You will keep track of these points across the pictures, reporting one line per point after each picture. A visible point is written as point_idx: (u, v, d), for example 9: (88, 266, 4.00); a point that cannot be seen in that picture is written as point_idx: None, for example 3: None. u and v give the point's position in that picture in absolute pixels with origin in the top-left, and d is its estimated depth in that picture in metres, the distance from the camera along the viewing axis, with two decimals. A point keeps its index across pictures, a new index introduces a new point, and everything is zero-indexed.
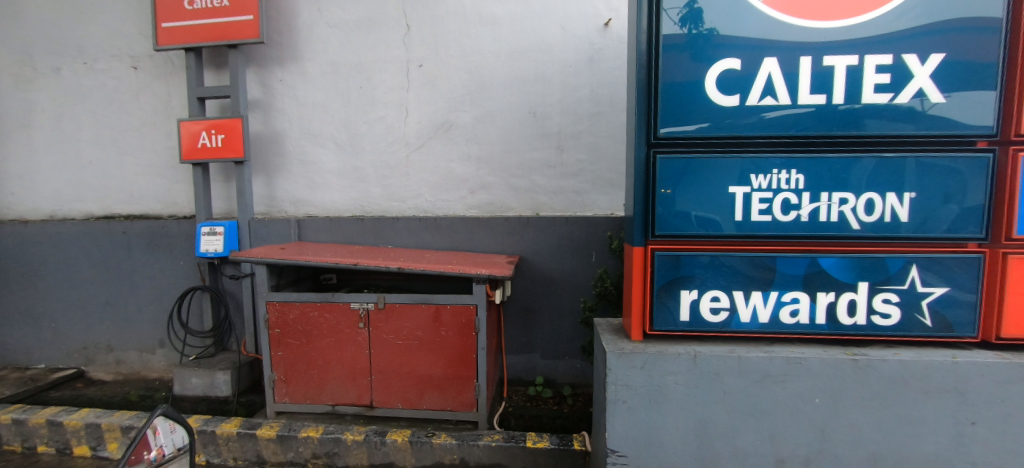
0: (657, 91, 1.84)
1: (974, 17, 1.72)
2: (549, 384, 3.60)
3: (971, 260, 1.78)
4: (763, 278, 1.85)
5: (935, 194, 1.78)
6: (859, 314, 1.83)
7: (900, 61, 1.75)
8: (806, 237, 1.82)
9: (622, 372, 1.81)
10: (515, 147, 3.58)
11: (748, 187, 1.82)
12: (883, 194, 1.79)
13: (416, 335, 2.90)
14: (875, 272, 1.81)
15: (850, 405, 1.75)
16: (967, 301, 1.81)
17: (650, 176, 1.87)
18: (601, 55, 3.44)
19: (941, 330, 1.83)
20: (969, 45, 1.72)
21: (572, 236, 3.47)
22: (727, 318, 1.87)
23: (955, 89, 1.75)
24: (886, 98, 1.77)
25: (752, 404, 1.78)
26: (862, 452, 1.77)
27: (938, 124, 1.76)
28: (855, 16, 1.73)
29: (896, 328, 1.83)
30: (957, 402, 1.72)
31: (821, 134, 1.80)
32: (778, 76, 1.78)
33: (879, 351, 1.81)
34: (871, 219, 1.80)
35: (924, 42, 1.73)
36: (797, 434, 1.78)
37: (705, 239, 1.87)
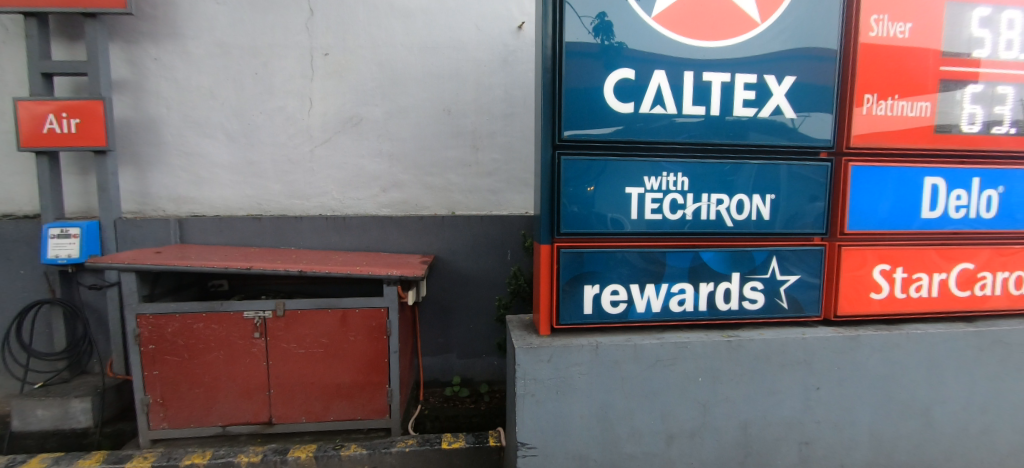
0: (565, 95, 1.91)
1: (818, 47, 2.05)
2: (466, 383, 3.60)
3: (815, 251, 2.13)
4: (655, 271, 2.02)
5: (788, 196, 2.09)
6: (733, 300, 2.09)
7: (762, 81, 2.02)
8: (690, 234, 2.04)
9: (531, 366, 1.87)
10: (429, 144, 3.51)
11: (641, 188, 1.98)
12: (750, 196, 2.06)
13: (321, 342, 2.72)
14: (744, 263, 2.07)
15: (727, 381, 1.99)
16: (813, 285, 2.15)
17: (555, 177, 1.94)
18: (514, 56, 3.51)
19: (795, 311, 2.15)
20: (812, 70, 2.05)
21: (488, 235, 3.49)
22: (625, 309, 2.02)
23: (803, 107, 2.07)
24: (752, 112, 2.03)
25: (647, 387, 1.94)
26: (737, 422, 2.02)
27: (791, 136, 2.07)
28: (731, 39, 1.97)
29: (761, 311, 2.12)
30: (806, 372, 2.04)
31: (701, 141, 2.01)
32: (666, 88, 1.95)
33: (749, 332, 2.08)
34: (741, 217, 2.06)
35: (779, 65, 2.02)
36: (684, 411, 1.98)
37: (605, 236, 2.00)
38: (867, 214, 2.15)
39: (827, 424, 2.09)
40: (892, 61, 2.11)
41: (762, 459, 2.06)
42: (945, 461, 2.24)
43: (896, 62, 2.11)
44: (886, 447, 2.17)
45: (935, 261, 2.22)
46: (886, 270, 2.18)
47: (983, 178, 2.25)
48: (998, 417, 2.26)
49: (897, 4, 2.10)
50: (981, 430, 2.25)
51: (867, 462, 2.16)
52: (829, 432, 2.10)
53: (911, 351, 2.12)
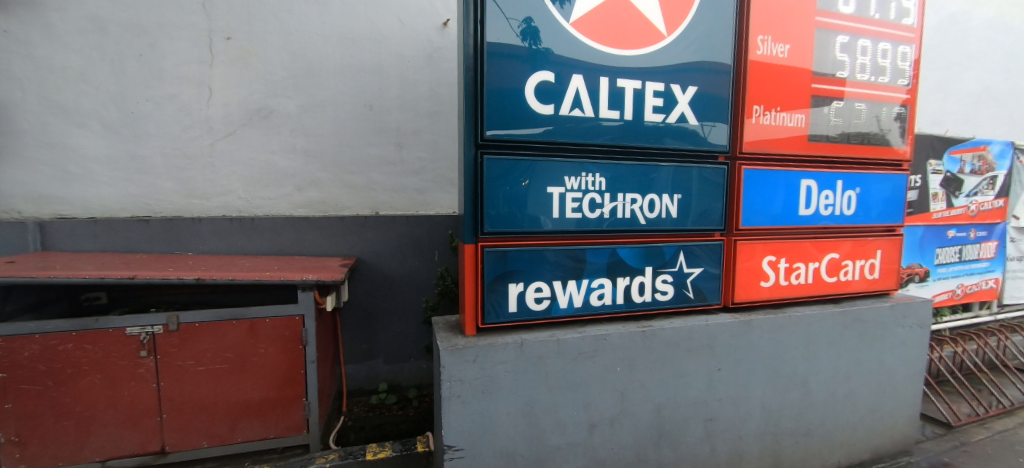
0: (488, 95, 1.92)
1: (716, 62, 2.27)
2: (393, 389, 3.47)
3: (715, 246, 2.35)
4: (576, 268, 2.10)
5: (693, 195, 2.29)
6: (646, 292, 2.24)
7: (668, 89, 2.19)
8: (607, 231, 2.15)
9: (456, 367, 1.85)
10: (349, 141, 3.33)
11: (562, 188, 2.04)
12: (660, 196, 2.22)
13: (225, 357, 2.46)
14: (655, 258, 2.23)
15: (641, 368, 2.13)
16: (714, 277, 2.38)
17: (478, 176, 1.94)
18: (439, 53, 3.44)
19: (700, 300, 2.36)
20: (711, 82, 2.27)
21: (414, 236, 3.40)
22: (548, 305, 2.07)
23: (703, 115, 2.28)
24: (660, 118, 2.19)
25: (570, 380, 2.01)
26: (651, 406, 2.17)
27: (694, 141, 2.27)
28: (643, 48, 2.11)
29: (671, 302, 2.30)
30: (709, 355, 2.25)
31: (617, 143, 2.13)
32: (584, 91, 2.04)
33: (660, 322, 2.25)
34: (652, 215, 2.22)
35: (683, 76, 2.21)
36: (605, 399, 2.08)
37: (529, 235, 2.04)
38: (756, 212, 2.42)
39: (727, 401, 2.33)
40: (775, 77, 2.40)
41: (673, 438, 2.23)
42: (819, 425, 2.60)
43: (778, 79, 2.40)
44: (775, 417, 2.46)
45: (810, 252, 2.56)
46: (772, 261, 2.47)
47: (844, 181, 2.65)
48: (857, 383, 2.67)
49: (778, 27, 2.39)
50: (846, 395, 2.65)
51: (759, 432, 2.44)
52: (729, 408, 2.34)
53: (793, 331, 2.43)
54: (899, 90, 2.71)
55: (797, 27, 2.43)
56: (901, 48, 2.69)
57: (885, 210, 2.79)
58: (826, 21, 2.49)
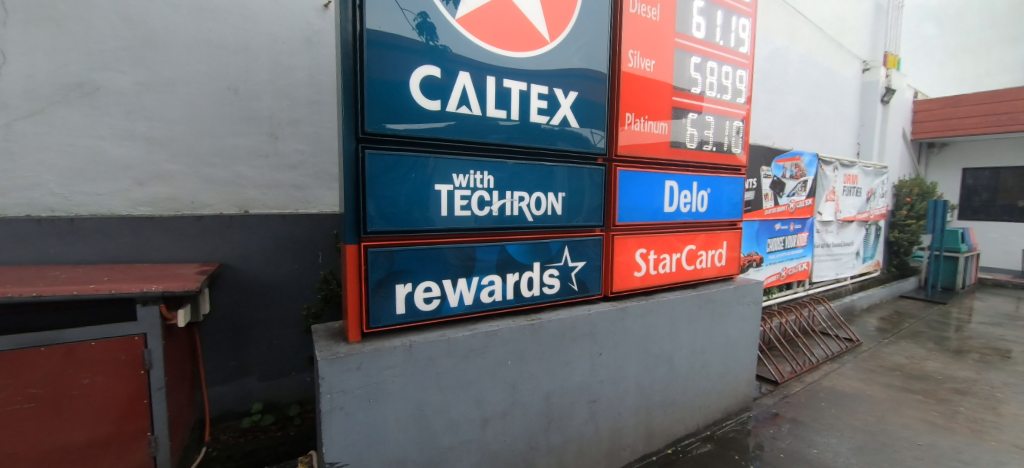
0: (371, 86, 1.81)
1: (595, 70, 2.46)
2: (271, 408, 3.11)
3: (595, 241, 2.54)
4: (466, 266, 2.10)
5: (575, 194, 2.44)
6: (534, 287, 2.33)
7: (551, 93, 2.30)
8: (497, 229, 2.19)
9: (337, 377, 1.73)
10: (208, 128, 2.87)
11: (450, 186, 2.02)
12: (545, 194, 2.32)
13: (31, 394, 1.96)
14: (542, 253, 2.33)
15: (531, 360, 2.21)
16: (595, 269, 2.57)
17: (360, 172, 1.83)
18: (319, 38, 3.15)
19: (583, 292, 2.53)
20: (589, 89, 2.45)
21: (292, 237, 3.09)
22: (438, 305, 2.04)
23: (583, 119, 2.44)
24: (545, 120, 2.29)
25: (461, 378, 2.01)
26: (541, 394, 2.27)
27: (576, 143, 2.43)
28: (530, 52, 2.20)
29: (556, 295, 2.42)
30: (591, 341, 2.43)
31: (505, 142, 2.17)
32: (471, 89, 2.04)
33: (547, 314, 2.36)
34: (539, 213, 2.31)
35: (564, 81, 2.34)
36: (496, 393, 2.12)
37: (416, 233, 1.98)
38: (629, 209, 2.68)
39: (607, 382, 2.54)
40: (644, 88, 2.67)
41: (561, 422, 2.37)
42: (682, 395, 2.99)
43: (646, 90, 2.68)
44: (647, 392, 2.76)
45: (673, 244, 2.92)
46: (642, 253, 2.76)
47: (698, 182, 3.06)
48: (710, 356, 3.13)
49: (645, 44, 2.67)
50: (701, 366, 3.08)
51: (635, 407, 2.71)
52: (609, 388, 2.56)
53: (660, 314, 2.74)
54: (737, 107, 3.23)
55: (660, 45, 2.74)
56: (739, 71, 3.21)
57: (729, 207, 3.29)
58: (683, 42, 2.85)
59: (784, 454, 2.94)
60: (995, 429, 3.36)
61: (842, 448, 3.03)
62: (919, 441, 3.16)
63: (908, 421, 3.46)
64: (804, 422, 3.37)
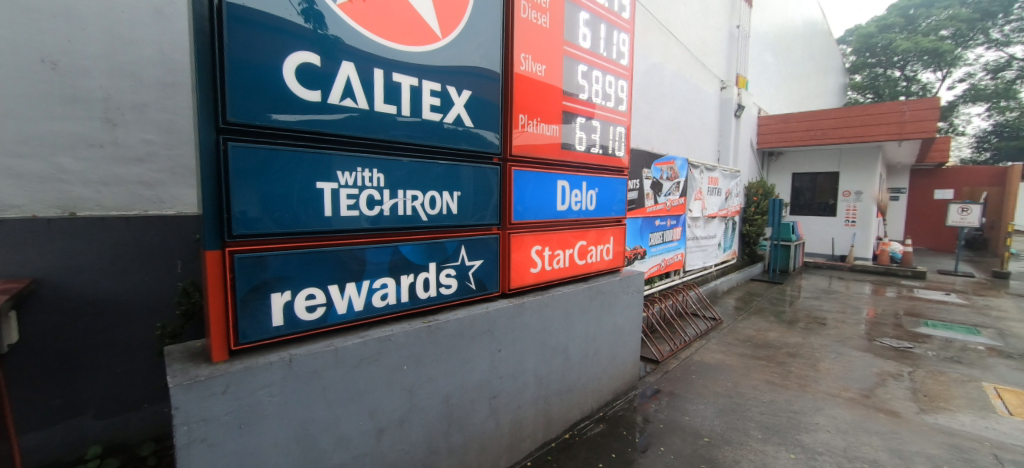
0: (234, 70, 1.60)
1: (488, 70, 2.49)
2: (115, 451, 2.60)
3: (491, 239, 2.58)
4: (355, 269, 1.97)
5: (471, 193, 2.44)
6: (431, 288, 2.28)
7: (444, 90, 2.27)
8: (389, 229, 2.09)
9: (197, 403, 1.50)
10: (13, 109, 2.27)
11: (334, 184, 1.87)
12: (440, 193, 2.29)
13: None
14: (438, 253, 2.30)
15: (429, 363, 2.16)
16: (492, 267, 2.60)
17: (221, 166, 1.61)
18: (172, 10, 2.68)
19: (481, 290, 2.54)
20: (482, 89, 2.47)
21: (139, 243, 2.60)
22: (323, 313, 1.89)
23: (478, 119, 2.46)
24: (437, 117, 2.25)
25: (352, 389, 1.88)
26: (440, 397, 2.23)
27: (470, 141, 2.43)
28: (420, 46, 2.14)
29: (454, 294, 2.40)
30: (490, 339, 2.46)
31: (395, 139, 2.09)
32: (355, 81, 1.91)
33: (445, 314, 2.33)
34: (433, 212, 2.27)
35: (457, 79, 2.32)
36: (392, 401, 2.03)
37: (295, 236, 1.80)
38: (524, 208, 2.78)
39: (507, 377, 2.59)
40: (535, 91, 2.78)
41: (461, 422, 2.35)
42: (576, 381, 3.18)
43: (537, 93, 2.79)
44: (545, 383, 2.88)
45: (565, 241, 3.08)
46: (537, 249, 2.87)
47: (587, 182, 3.28)
48: (600, 342, 3.38)
49: (536, 49, 2.77)
50: (593, 354, 3.31)
51: (533, 399, 2.81)
52: (508, 383, 2.61)
53: (555, 307, 2.88)
54: (619, 114, 3.53)
55: (549, 51, 2.87)
56: (620, 81, 3.50)
57: (614, 205, 3.59)
58: (571, 50, 3.03)
59: (663, 424, 3.30)
60: (815, 382, 4.18)
61: (708, 413, 3.50)
62: (764, 398, 3.79)
63: (756, 383, 4.13)
64: (679, 394, 3.82)
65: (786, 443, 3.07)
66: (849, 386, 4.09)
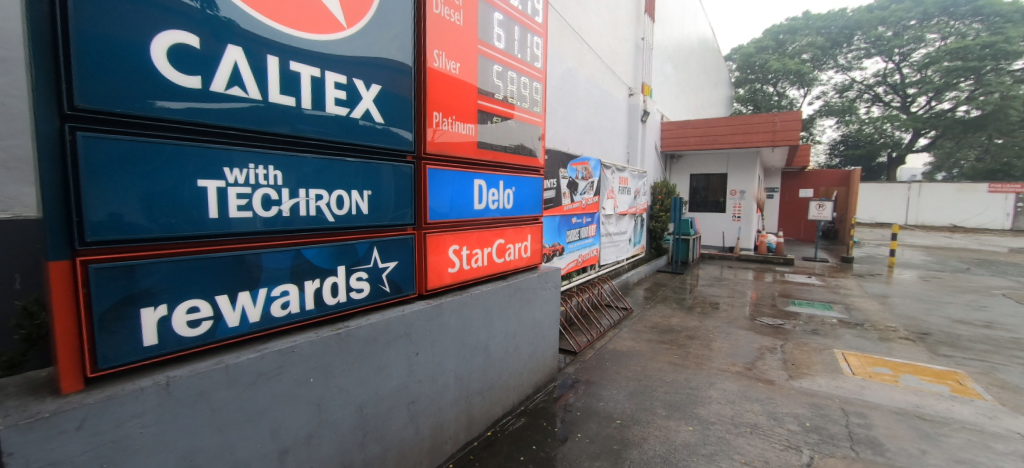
0: (83, 47, 1.35)
1: (399, 63, 2.40)
2: None
3: (406, 240, 2.50)
4: (250, 276, 1.79)
5: (383, 192, 2.34)
6: (340, 293, 2.15)
7: (350, 83, 2.14)
8: (289, 231, 1.93)
9: (43, 445, 1.26)
10: None
11: (221, 182, 1.68)
12: (348, 192, 2.16)
13: None
14: (348, 256, 2.17)
15: (339, 373, 2.04)
16: (407, 269, 2.52)
17: (69, 161, 1.36)
18: None
19: (396, 293, 2.45)
20: (393, 83, 2.37)
21: None
22: (210, 327, 1.68)
23: (389, 115, 2.36)
24: (344, 111, 2.11)
25: (249, 409, 1.70)
26: (353, 408, 2.11)
27: (381, 138, 2.33)
28: (322, 34, 1.99)
29: (366, 299, 2.28)
30: (406, 343, 2.38)
31: (295, 133, 1.92)
32: (244, 67, 1.72)
33: (356, 320, 2.21)
34: (341, 213, 2.14)
35: (365, 72, 2.21)
36: (297, 418, 1.87)
37: (172, 241, 1.59)
38: (440, 207, 2.73)
39: (426, 381, 2.53)
40: (450, 89, 2.74)
41: (377, 432, 2.25)
42: (498, 378, 3.21)
43: (452, 91, 2.76)
44: (465, 382, 2.86)
45: (483, 240, 3.09)
46: (455, 249, 2.84)
47: (504, 181, 3.33)
48: (520, 338, 3.45)
49: (449, 46, 2.73)
50: (513, 350, 3.37)
51: (454, 400, 2.78)
52: (427, 387, 2.55)
53: (474, 306, 2.88)
54: (534, 115, 3.62)
55: (463, 50, 2.85)
56: (534, 83, 3.60)
57: (531, 204, 3.68)
58: (485, 50, 3.04)
59: (580, 412, 3.46)
60: (709, 360, 4.69)
61: (620, 396, 3.75)
62: (668, 379, 4.16)
63: (661, 365, 4.51)
64: (595, 382, 4.04)
65: (685, 417, 3.40)
66: (736, 361, 4.64)
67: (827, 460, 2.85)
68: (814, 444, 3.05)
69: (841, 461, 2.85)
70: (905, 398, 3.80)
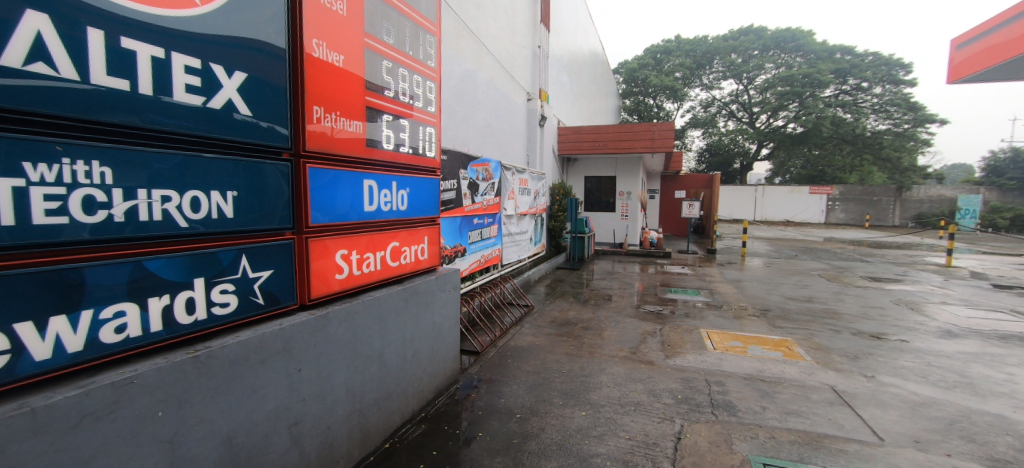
0: None
1: (269, 48, 2.16)
2: None
3: (282, 246, 2.26)
4: (68, 296, 1.47)
5: (253, 193, 2.09)
6: (198, 309, 1.87)
7: (206, 67, 1.87)
8: (126, 240, 1.63)
9: None
10: None
11: (20, 181, 1.36)
12: (207, 193, 1.89)
13: None
14: (207, 266, 1.89)
15: (198, 401, 1.77)
16: (285, 277, 2.29)
17: None
18: None
19: (272, 305, 2.21)
20: (263, 70, 2.13)
21: None
22: (8, 363, 1.35)
23: (258, 106, 2.11)
24: (199, 100, 1.84)
25: (68, 457, 1.40)
26: (219, 439, 1.85)
27: (249, 132, 2.07)
28: (165, 9, 1.70)
29: (234, 314, 2.02)
30: (285, 359, 2.16)
31: (130, 123, 1.62)
32: (52, 38, 1.40)
33: (221, 339, 1.94)
34: (198, 217, 1.86)
35: (226, 56, 1.94)
36: (142, 461, 1.59)
37: None
38: (324, 209, 2.54)
39: (311, 398, 2.32)
40: (332, 82, 2.55)
41: (251, 462, 2.00)
42: (395, 386, 3.08)
43: (335, 84, 2.57)
44: (358, 395, 2.69)
45: (375, 243, 2.94)
46: (343, 254, 2.65)
47: (396, 182, 3.20)
48: (419, 343, 3.36)
49: (330, 36, 2.54)
50: (412, 355, 3.27)
51: (346, 415, 2.60)
52: (313, 405, 2.34)
53: (366, 314, 2.72)
54: (428, 115, 3.55)
55: (347, 41, 2.67)
56: (428, 82, 3.53)
57: (426, 205, 3.59)
58: (372, 43, 2.89)
59: (482, 411, 3.48)
60: (601, 348, 5.07)
61: (521, 391, 3.86)
62: (564, 369, 4.39)
63: (559, 356, 4.75)
64: (497, 379, 4.10)
65: (579, 403, 3.63)
66: (624, 347, 5.09)
67: (693, 426, 3.26)
68: (684, 413, 3.47)
69: (705, 425, 3.29)
70: (752, 365, 4.53)
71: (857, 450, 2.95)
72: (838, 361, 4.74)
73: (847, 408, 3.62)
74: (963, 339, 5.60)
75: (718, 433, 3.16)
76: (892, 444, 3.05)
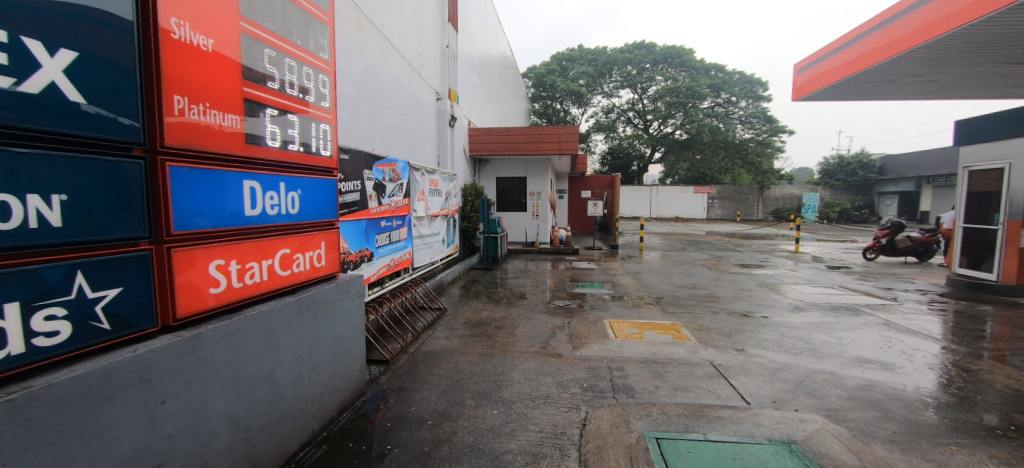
0: None
1: (111, 22, 1.81)
2: None
3: (134, 259, 1.93)
4: None
5: (92, 196, 1.75)
6: (13, 342, 1.51)
7: (15, 41, 1.50)
8: None
9: None
10: None
11: None
12: (23, 198, 1.54)
13: None
14: (25, 288, 1.54)
15: (14, 456, 1.44)
16: (141, 295, 1.96)
17: None
18: None
19: (123, 329, 1.88)
20: (102, 49, 1.78)
21: None
22: None
23: (95, 93, 1.77)
24: (7, 82, 1.48)
25: None
26: None
27: (84, 124, 1.73)
28: None
29: (67, 344, 1.68)
30: (144, 391, 1.86)
31: None
32: None
33: (48, 375, 1.60)
34: (11, 226, 1.50)
35: (46, 28, 1.59)
36: None
37: None
38: (193, 214, 2.22)
39: (182, 433, 2.02)
40: (199, 70, 2.23)
41: None
42: (290, 407, 2.81)
43: (203, 72, 2.26)
44: (244, 422, 2.40)
45: (260, 252, 2.65)
46: (218, 265, 2.35)
47: (285, 183, 2.91)
48: (317, 358, 3.10)
49: (195, 15, 2.21)
50: (310, 370, 3.01)
51: (228, 446, 2.30)
52: (185, 440, 2.04)
53: (251, 331, 2.44)
54: (322, 110, 3.29)
55: (218, 24, 2.36)
56: (320, 76, 3.27)
57: (322, 208, 3.33)
58: (250, 28, 2.59)
59: (392, 422, 3.33)
60: (513, 345, 5.17)
61: (433, 396, 3.78)
62: (477, 369, 4.40)
63: (471, 357, 4.75)
64: (407, 387, 3.96)
65: (491, 402, 3.65)
66: (536, 342, 5.26)
67: (597, 411, 3.47)
68: (589, 400, 3.68)
69: (607, 409, 3.52)
70: (648, 349, 4.96)
71: (730, 415, 3.39)
72: (716, 338, 5.41)
73: (723, 379, 4.15)
74: (807, 312, 6.75)
75: (618, 415, 3.40)
76: (756, 406, 3.56)
